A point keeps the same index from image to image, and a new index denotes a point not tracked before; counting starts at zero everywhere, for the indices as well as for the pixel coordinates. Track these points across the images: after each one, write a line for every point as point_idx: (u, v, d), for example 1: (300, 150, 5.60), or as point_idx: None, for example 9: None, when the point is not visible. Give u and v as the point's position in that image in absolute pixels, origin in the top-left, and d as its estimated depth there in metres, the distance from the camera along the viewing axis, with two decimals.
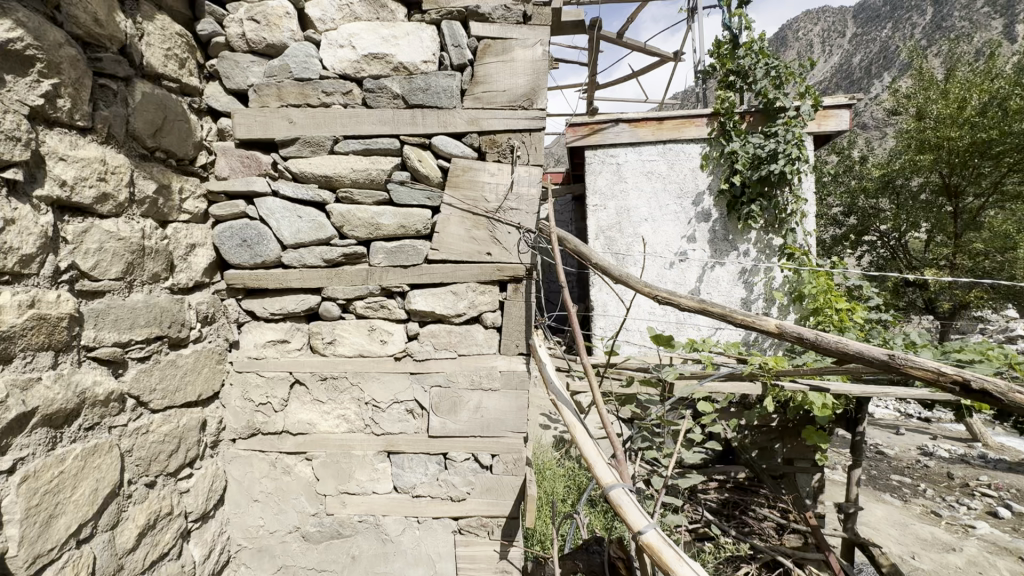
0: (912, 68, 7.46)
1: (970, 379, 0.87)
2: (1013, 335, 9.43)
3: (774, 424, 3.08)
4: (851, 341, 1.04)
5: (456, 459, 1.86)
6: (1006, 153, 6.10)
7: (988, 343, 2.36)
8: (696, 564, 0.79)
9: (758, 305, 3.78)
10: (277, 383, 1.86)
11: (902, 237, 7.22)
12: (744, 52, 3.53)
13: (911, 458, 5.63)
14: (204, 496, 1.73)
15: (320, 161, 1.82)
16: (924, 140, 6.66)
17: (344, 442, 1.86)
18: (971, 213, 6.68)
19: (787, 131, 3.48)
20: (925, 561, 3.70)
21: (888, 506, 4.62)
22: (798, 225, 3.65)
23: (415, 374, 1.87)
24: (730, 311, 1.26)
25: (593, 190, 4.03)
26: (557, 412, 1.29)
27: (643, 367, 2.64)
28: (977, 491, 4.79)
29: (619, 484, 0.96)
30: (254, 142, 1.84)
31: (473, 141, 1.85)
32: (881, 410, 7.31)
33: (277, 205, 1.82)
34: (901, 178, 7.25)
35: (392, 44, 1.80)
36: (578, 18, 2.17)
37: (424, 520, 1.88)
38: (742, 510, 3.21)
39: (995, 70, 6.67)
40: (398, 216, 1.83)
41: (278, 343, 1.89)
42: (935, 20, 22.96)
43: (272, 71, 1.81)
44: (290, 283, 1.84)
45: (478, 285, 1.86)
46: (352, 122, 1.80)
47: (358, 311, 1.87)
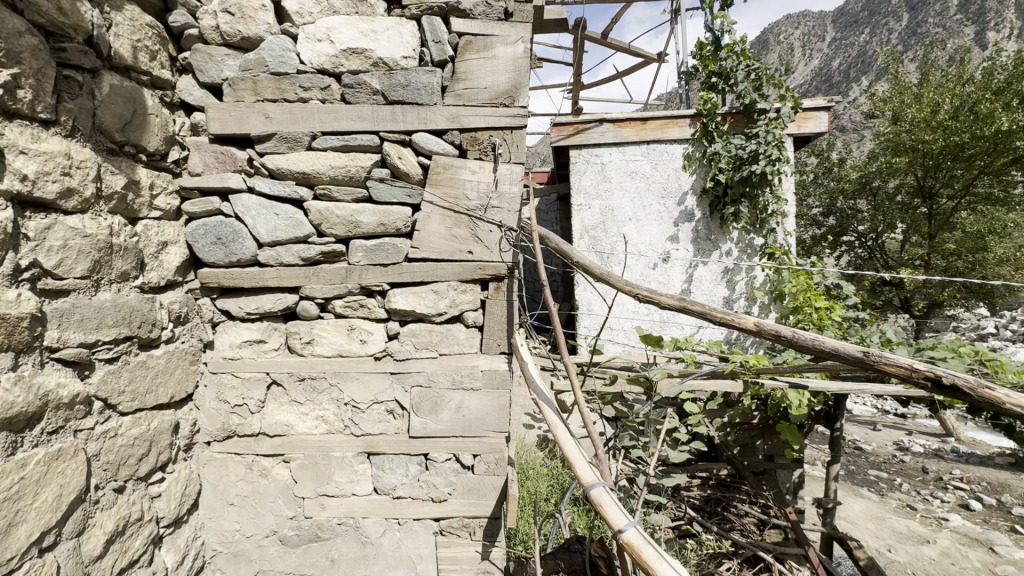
0: (888, 72, 7.64)
1: (941, 375, 0.88)
2: (984, 333, 9.74)
3: (756, 421, 3.11)
4: (827, 338, 1.05)
5: (438, 459, 1.84)
6: (977, 156, 6.26)
7: (960, 341, 2.42)
8: (676, 562, 0.78)
9: (739, 304, 3.83)
10: (253, 383, 1.83)
11: (879, 237, 7.38)
12: (725, 54, 3.56)
13: (887, 453, 5.77)
14: (177, 501, 1.68)
15: (297, 158, 1.78)
16: (900, 142, 6.83)
17: (323, 443, 1.83)
18: (945, 214, 6.85)
19: (768, 132, 3.53)
20: (900, 553, 3.79)
21: (866, 501, 4.72)
22: (778, 225, 3.70)
23: (396, 373, 1.84)
24: (710, 309, 1.27)
25: (578, 189, 4.03)
26: (539, 412, 1.28)
27: (628, 366, 2.64)
28: (950, 484, 4.92)
29: (600, 482, 0.95)
30: (229, 137, 1.80)
31: (454, 138, 1.83)
32: (859, 406, 7.47)
33: (253, 202, 1.79)
34: (878, 180, 7.42)
35: (371, 39, 1.78)
36: (561, 17, 2.16)
37: (405, 521, 1.86)
38: (724, 506, 3.22)
39: (967, 76, 6.87)
40: (377, 214, 1.80)
41: (254, 343, 1.85)
42: (911, 27, 23.59)
43: (248, 64, 1.77)
44: (267, 281, 1.80)
45: (459, 283, 1.84)
46: (331, 118, 1.77)
47: (337, 310, 1.84)
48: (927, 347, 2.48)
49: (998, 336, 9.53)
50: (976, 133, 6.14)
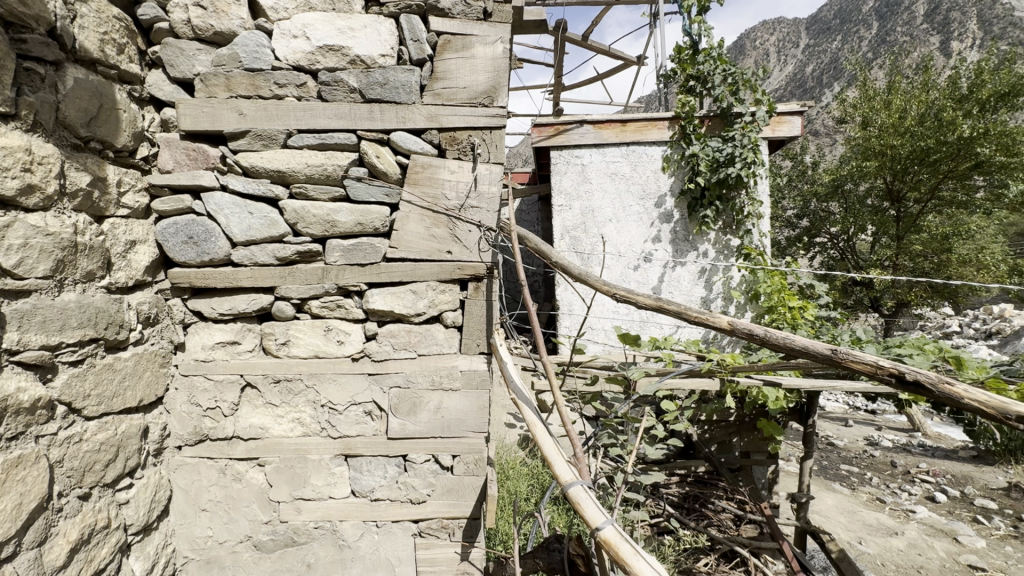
0: (858, 79, 7.90)
1: (905, 372, 0.91)
2: (948, 331, 10.11)
3: (732, 418, 3.16)
4: (798, 337, 1.08)
5: (416, 461, 1.83)
6: (942, 160, 6.51)
7: (924, 338, 2.52)
8: (651, 558, 0.80)
9: (716, 304, 3.89)
10: (226, 386, 1.79)
11: (850, 239, 7.60)
12: (703, 58, 3.61)
13: (859, 448, 5.94)
14: (146, 507, 1.63)
15: (272, 156, 1.75)
16: (870, 147, 7.06)
17: (299, 446, 1.80)
18: (912, 217, 7.08)
19: (744, 136, 3.61)
20: (870, 545, 3.91)
21: (837, 494, 4.85)
22: (753, 226, 3.78)
23: (374, 375, 1.82)
24: (686, 308, 1.29)
25: (558, 189, 4.05)
26: (518, 411, 1.28)
27: (608, 366, 2.64)
28: (917, 477, 5.09)
29: (578, 481, 0.96)
30: (201, 134, 1.76)
31: (433, 138, 1.82)
32: (832, 403, 7.68)
33: (226, 200, 1.75)
34: (849, 183, 7.66)
35: (348, 36, 1.76)
36: (541, 18, 2.17)
37: (383, 524, 1.84)
38: (701, 503, 3.29)
39: (931, 84, 7.15)
40: (355, 213, 1.78)
41: (227, 345, 1.81)
42: (880, 36, 24.44)
43: (221, 60, 1.74)
44: (241, 282, 1.76)
45: (438, 283, 1.83)
46: (307, 115, 1.75)
47: (313, 310, 1.81)
48: (895, 344, 2.57)
49: (961, 335, 9.90)
50: (940, 139, 6.43)
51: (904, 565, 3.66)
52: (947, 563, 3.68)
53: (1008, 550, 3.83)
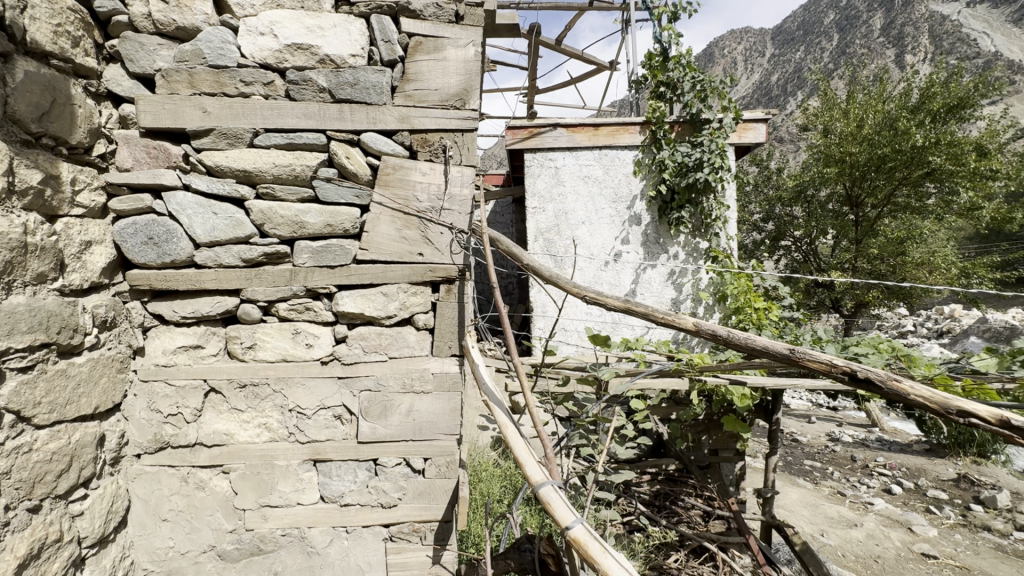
0: (820, 89, 8.23)
1: (857, 370, 0.95)
2: (903, 331, 10.62)
3: (701, 417, 3.23)
4: (758, 337, 1.11)
5: (387, 464, 1.81)
6: (897, 168, 6.84)
7: (879, 338, 2.64)
8: (619, 555, 0.81)
9: (686, 305, 3.97)
10: (189, 391, 1.74)
11: (813, 242, 7.88)
12: (673, 65, 3.74)
13: (821, 444, 6.17)
14: (102, 519, 1.57)
15: (238, 155, 1.72)
16: (831, 154, 7.37)
17: (265, 452, 1.76)
18: (870, 221, 7.40)
19: (712, 141, 3.72)
20: (832, 537, 4.07)
21: (801, 489, 5.03)
22: (721, 230, 3.90)
23: (344, 378, 1.80)
24: (652, 310, 1.32)
25: (532, 191, 4.06)
26: (489, 413, 1.29)
27: (580, 366, 2.66)
28: (875, 471, 5.32)
29: (548, 481, 0.98)
30: (162, 131, 1.71)
31: (404, 139, 1.81)
32: (796, 401, 7.94)
33: (188, 200, 1.70)
34: (811, 188, 7.96)
35: (317, 35, 1.73)
36: (513, 22, 2.19)
37: (353, 530, 1.81)
38: (672, 500, 3.35)
39: (886, 95, 7.50)
40: (324, 215, 1.76)
41: (190, 349, 1.76)
42: (841, 49, 25.56)
43: (183, 56, 1.69)
44: (204, 284, 1.72)
45: (409, 286, 1.82)
46: (275, 114, 1.72)
47: (280, 313, 1.77)
48: (852, 343, 2.69)
49: (916, 334, 10.39)
50: (895, 147, 6.76)
51: (863, 555, 3.82)
52: (903, 552, 3.86)
53: (957, 538, 4.05)
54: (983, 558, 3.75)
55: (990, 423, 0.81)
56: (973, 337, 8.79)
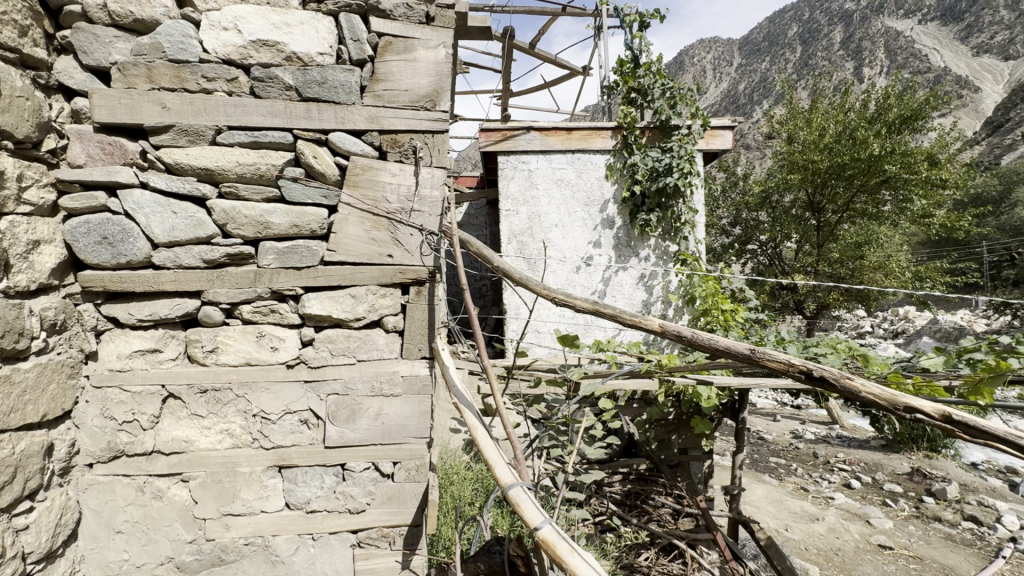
0: (784, 98, 8.54)
1: (813, 368, 0.98)
2: (862, 331, 11.09)
3: (671, 417, 3.28)
4: (721, 338, 1.14)
5: (355, 469, 1.78)
6: (856, 176, 7.16)
7: (837, 338, 2.76)
8: (587, 554, 0.82)
9: (656, 307, 4.04)
10: (145, 397, 1.67)
11: (777, 246, 8.16)
12: (643, 72, 3.83)
13: (785, 441, 6.37)
14: (49, 533, 1.49)
15: (199, 153, 1.66)
16: (794, 161, 7.66)
17: (227, 458, 1.71)
18: (831, 226, 7.70)
19: (681, 147, 3.84)
20: (795, 532, 4.20)
21: (767, 485, 5.18)
22: (689, 234, 3.99)
23: (311, 382, 1.76)
24: (620, 311, 1.34)
25: (505, 194, 4.06)
26: (459, 415, 1.29)
27: (551, 368, 2.67)
28: (835, 467, 5.53)
29: (518, 482, 0.98)
30: (118, 127, 1.64)
31: (374, 139, 1.79)
32: (762, 400, 8.20)
33: (146, 198, 1.64)
34: (776, 194, 8.26)
35: (283, 31, 1.70)
36: (485, 25, 2.20)
37: (320, 537, 1.77)
38: (642, 498, 3.38)
39: (847, 105, 7.83)
40: (290, 215, 1.72)
41: (147, 353, 1.69)
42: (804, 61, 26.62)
43: (141, 49, 1.63)
44: (163, 285, 1.66)
45: (378, 288, 1.80)
46: (238, 111, 1.67)
47: (244, 315, 1.73)
48: (813, 343, 2.79)
49: (873, 334, 10.86)
50: (854, 155, 7.08)
51: (824, 548, 3.95)
52: (861, 544, 4.01)
53: (910, 529, 4.25)
54: (935, 547, 3.94)
55: (935, 418, 0.85)
56: (925, 337, 9.25)
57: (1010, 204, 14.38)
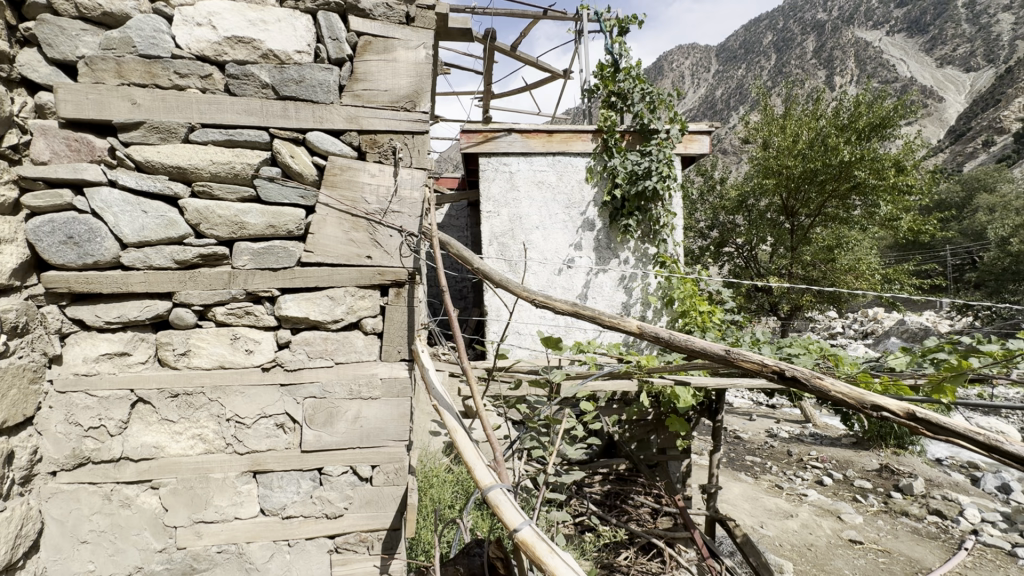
0: (760, 104, 8.75)
1: (786, 369, 1.01)
2: (833, 331, 11.42)
3: (649, 416, 3.32)
4: (698, 339, 1.16)
5: (332, 474, 1.75)
6: (827, 181, 7.37)
7: (809, 338, 2.84)
8: (566, 555, 0.83)
9: (635, 308, 4.09)
10: (113, 402, 1.62)
11: (752, 249, 8.35)
12: (623, 76, 3.89)
13: (761, 440, 6.52)
14: (9, 545, 1.42)
15: (171, 151, 1.62)
16: (769, 166, 7.86)
17: (200, 465, 1.67)
18: (804, 229, 7.92)
19: (660, 151, 3.90)
20: (770, 528, 4.29)
21: (743, 483, 5.28)
22: (668, 236, 4.06)
23: (287, 385, 1.73)
24: (599, 313, 1.35)
25: (486, 196, 4.05)
26: (439, 417, 1.28)
27: (532, 370, 2.67)
28: (809, 464, 5.67)
29: (497, 484, 0.98)
30: (85, 123, 1.58)
31: (352, 139, 1.77)
32: (738, 399, 8.37)
33: (115, 197, 1.59)
34: (752, 198, 8.45)
35: (259, 28, 1.67)
36: (465, 26, 2.20)
37: (296, 543, 1.74)
38: (622, 498, 3.38)
39: (819, 112, 8.06)
40: (266, 215, 1.69)
41: (114, 356, 1.63)
42: None
43: (111, 43, 1.58)
44: (132, 286, 1.61)
45: (356, 289, 1.78)
46: (212, 109, 1.64)
47: (218, 317, 1.69)
48: (786, 344, 2.86)
49: (844, 335, 11.19)
50: (826, 161, 7.29)
51: (798, 544, 4.05)
52: (833, 539, 4.13)
53: (879, 523, 4.39)
54: (903, 541, 4.08)
55: (900, 416, 0.88)
56: (893, 337, 9.58)
57: (970, 210, 15.04)
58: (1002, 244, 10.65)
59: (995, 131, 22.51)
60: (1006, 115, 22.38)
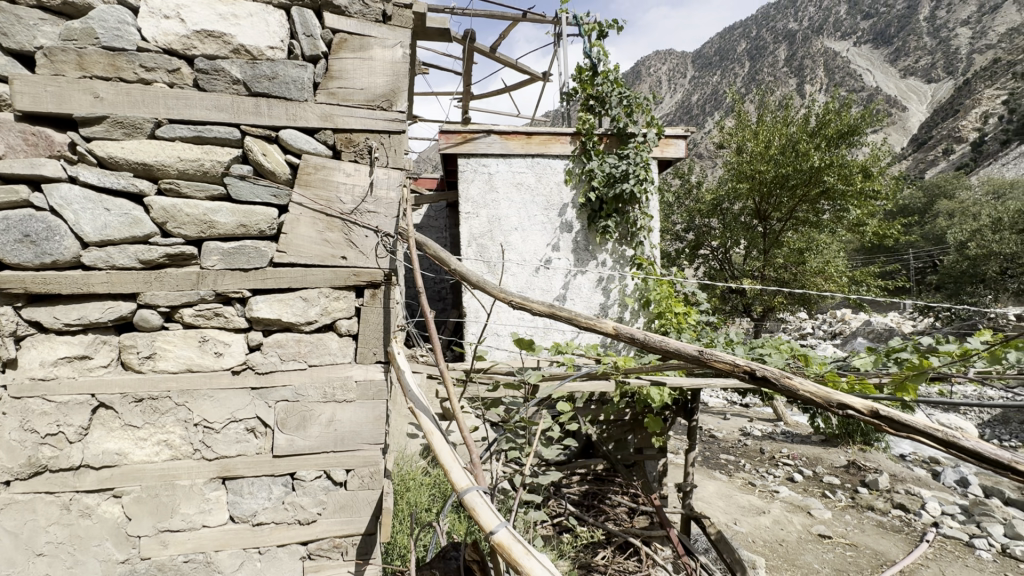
0: (734, 110, 8.95)
1: (756, 368, 1.03)
2: (803, 332, 11.76)
3: (627, 417, 3.35)
4: (672, 340, 1.17)
5: (305, 478, 1.71)
6: (798, 186, 7.58)
7: (780, 339, 2.92)
8: (542, 556, 0.83)
9: (613, 310, 4.12)
10: (72, 408, 1.55)
11: (727, 251, 8.54)
12: (601, 80, 3.93)
13: (734, 438, 6.66)
14: None
15: (135, 147, 1.57)
16: (743, 171, 8.05)
17: (166, 471, 1.61)
18: (775, 233, 8.13)
19: (637, 155, 3.96)
20: (743, 525, 4.38)
21: (717, 481, 5.38)
22: (645, 238, 4.12)
23: (258, 389, 1.69)
24: (575, 314, 1.36)
25: (465, 197, 4.03)
26: (415, 420, 1.27)
27: (510, 371, 2.67)
28: (780, 461, 5.82)
29: (473, 487, 0.97)
30: (43, 116, 1.52)
31: (327, 138, 1.75)
32: (713, 399, 8.54)
33: (75, 194, 1.53)
34: (726, 202, 8.64)
35: (230, 23, 1.64)
36: (443, 26, 2.19)
37: (267, 550, 1.69)
38: (600, 498, 3.39)
39: (790, 118, 8.29)
40: (237, 214, 1.65)
41: (74, 360, 1.57)
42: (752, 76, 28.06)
43: (71, 34, 1.52)
44: (94, 287, 1.55)
45: (331, 290, 1.75)
46: (180, 104, 1.59)
47: (185, 319, 1.64)
48: (758, 344, 2.93)
49: (814, 335, 11.53)
50: (796, 167, 7.50)
51: (770, 540, 4.14)
52: (803, 535, 4.24)
53: (847, 518, 4.53)
54: (869, 535, 4.21)
55: (864, 414, 0.91)
56: (859, 338, 9.92)
57: (931, 215, 15.69)
58: (961, 248, 11.15)
59: (954, 140, 23.54)
60: (964, 125, 23.43)
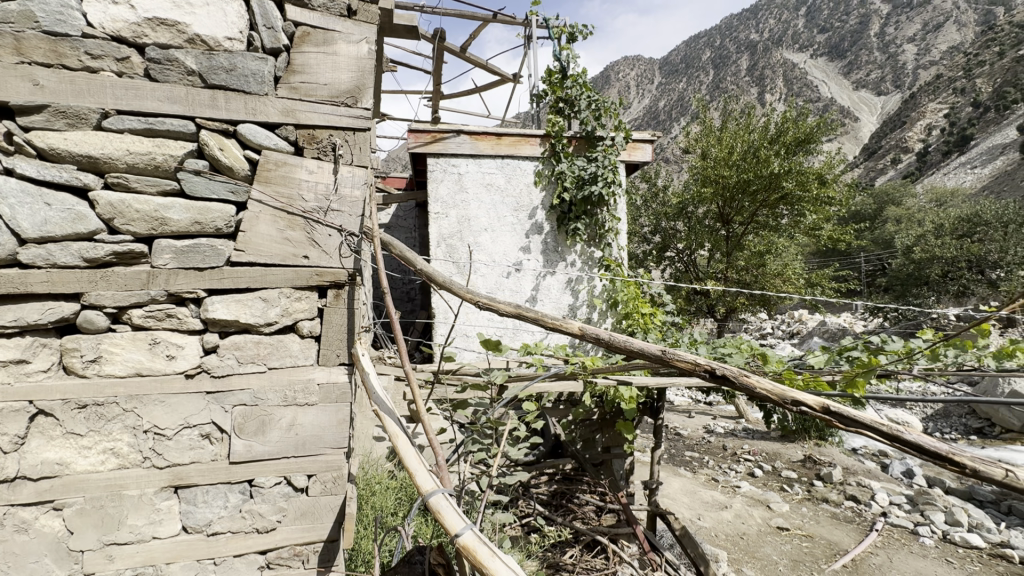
0: (699, 117, 9.21)
1: (716, 367, 1.05)
2: (763, 332, 12.20)
3: (594, 416, 3.38)
4: (636, 340, 1.19)
5: (265, 485, 1.66)
6: (759, 190, 7.87)
7: (741, 339, 3.01)
8: (508, 558, 0.82)
9: (582, 310, 4.16)
10: (7, 416, 1.45)
11: (691, 254, 8.78)
12: (570, 84, 3.99)
13: (699, 436, 6.84)
14: None
15: (80, 138, 1.48)
16: (707, 175, 8.29)
17: (112, 481, 1.53)
18: (737, 236, 8.40)
19: (605, 157, 4.01)
20: (707, 520, 4.49)
21: (682, 477, 5.51)
22: (613, 240, 4.18)
23: (214, 393, 1.62)
24: (542, 315, 1.36)
25: (434, 197, 3.99)
26: (379, 422, 1.24)
27: (478, 373, 2.65)
28: (741, 457, 6.01)
29: (438, 489, 0.96)
30: None
31: (289, 134, 1.69)
32: (679, 398, 8.74)
33: (12, 187, 1.44)
34: (691, 206, 8.87)
35: (185, 11, 1.57)
36: (410, 23, 2.16)
37: (222, 561, 1.62)
38: (568, 498, 3.41)
39: (751, 126, 8.59)
40: (192, 211, 1.58)
41: (10, 364, 1.47)
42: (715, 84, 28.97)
43: (8, 16, 1.43)
44: (32, 286, 1.45)
45: (292, 290, 1.70)
46: (130, 94, 1.51)
47: (134, 320, 1.56)
48: (720, 344, 3.01)
49: (773, 335, 11.97)
50: (757, 172, 7.79)
51: (731, 534, 4.27)
52: (762, 527, 4.39)
53: (803, 510, 4.71)
54: (824, 526, 4.40)
55: (816, 410, 0.94)
56: (815, 337, 10.35)
57: (880, 221, 16.54)
58: (907, 252, 11.80)
59: (901, 150, 24.90)
60: (910, 136, 24.82)
